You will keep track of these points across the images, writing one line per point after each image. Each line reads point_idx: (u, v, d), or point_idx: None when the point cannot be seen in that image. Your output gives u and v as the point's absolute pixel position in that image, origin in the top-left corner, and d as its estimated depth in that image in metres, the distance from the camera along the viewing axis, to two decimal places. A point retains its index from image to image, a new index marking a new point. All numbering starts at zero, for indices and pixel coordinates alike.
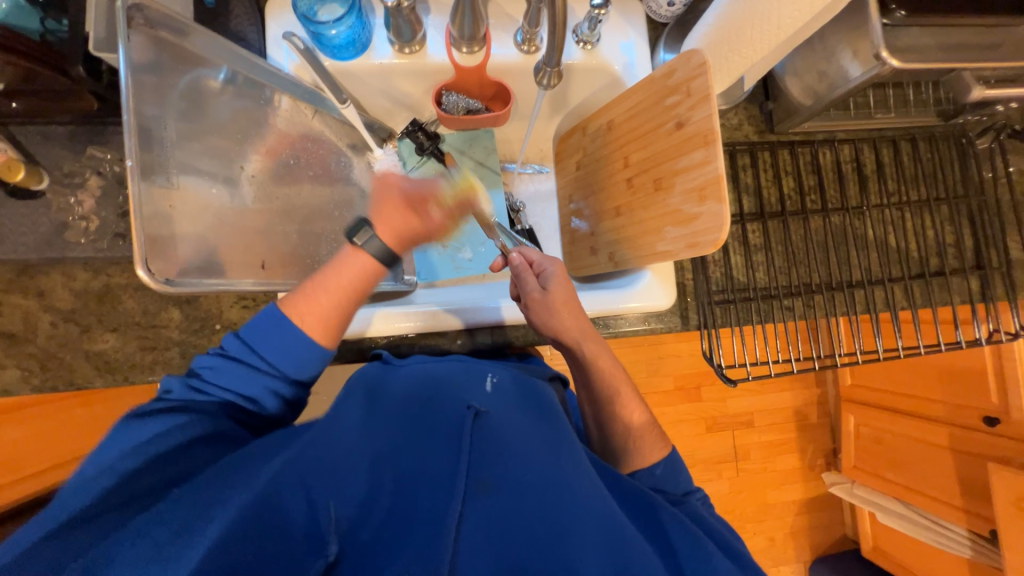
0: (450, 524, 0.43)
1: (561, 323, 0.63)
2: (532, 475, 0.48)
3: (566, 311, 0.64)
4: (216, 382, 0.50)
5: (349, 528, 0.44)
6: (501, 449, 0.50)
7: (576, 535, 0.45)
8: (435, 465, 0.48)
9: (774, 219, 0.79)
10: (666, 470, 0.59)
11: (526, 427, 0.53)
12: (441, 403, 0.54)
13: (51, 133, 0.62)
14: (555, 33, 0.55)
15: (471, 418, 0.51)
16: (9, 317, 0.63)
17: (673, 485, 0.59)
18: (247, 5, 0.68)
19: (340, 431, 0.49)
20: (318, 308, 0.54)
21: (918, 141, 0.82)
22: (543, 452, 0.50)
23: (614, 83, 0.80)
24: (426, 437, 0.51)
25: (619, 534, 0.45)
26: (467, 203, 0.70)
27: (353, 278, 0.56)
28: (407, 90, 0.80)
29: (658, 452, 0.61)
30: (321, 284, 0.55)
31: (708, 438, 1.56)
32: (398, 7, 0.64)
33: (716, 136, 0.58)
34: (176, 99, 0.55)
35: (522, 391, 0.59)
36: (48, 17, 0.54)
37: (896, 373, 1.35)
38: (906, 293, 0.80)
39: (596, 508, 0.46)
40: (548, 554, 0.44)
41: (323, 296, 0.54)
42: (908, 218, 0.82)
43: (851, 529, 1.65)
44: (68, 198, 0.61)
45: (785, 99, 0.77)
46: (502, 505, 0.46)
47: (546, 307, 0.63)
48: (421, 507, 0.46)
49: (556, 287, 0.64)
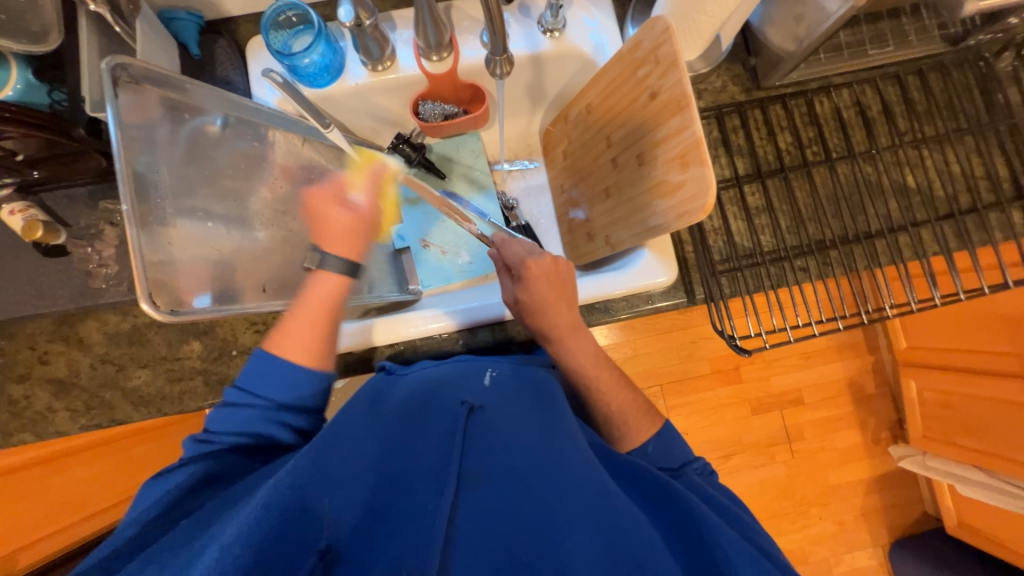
0: (442, 514, 0.44)
1: (553, 321, 0.64)
2: (522, 460, 0.48)
3: (558, 309, 0.64)
4: (221, 431, 0.54)
5: (341, 525, 0.45)
6: (494, 442, 0.51)
7: (566, 515, 0.45)
8: (428, 459, 0.50)
9: (773, 177, 0.76)
10: (659, 446, 0.61)
11: (519, 418, 0.54)
12: (437, 403, 0.56)
13: (74, 194, 0.69)
14: (494, 21, 0.55)
15: (466, 415, 0.52)
16: (57, 364, 0.71)
17: (669, 458, 0.60)
18: (229, 53, 0.76)
19: (336, 434, 0.51)
20: (301, 340, 0.58)
21: (927, 73, 0.76)
22: (537, 442, 0.51)
23: (587, 67, 0.79)
24: (420, 436, 0.53)
25: (611, 507, 0.45)
26: (377, 172, 0.78)
27: (330, 288, 0.61)
28: (387, 105, 0.84)
29: (647, 429, 0.62)
30: (305, 316, 0.59)
31: (755, 421, 1.47)
32: (360, 27, 0.66)
33: (689, 99, 0.55)
34: (174, 146, 0.57)
35: (519, 385, 0.61)
36: (55, 89, 0.60)
37: (951, 329, 1.24)
38: (936, 236, 0.73)
39: (588, 486, 0.46)
40: (540, 535, 0.44)
41: (306, 324, 0.59)
42: (926, 157, 0.76)
43: (932, 505, 1.50)
44: (86, 248, 0.67)
45: (767, 52, 0.74)
46: (493, 494, 0.46)
47: (533, 309, 0.64)
48: (413, 501, 0.46)
49: (539, 289, 0.63)
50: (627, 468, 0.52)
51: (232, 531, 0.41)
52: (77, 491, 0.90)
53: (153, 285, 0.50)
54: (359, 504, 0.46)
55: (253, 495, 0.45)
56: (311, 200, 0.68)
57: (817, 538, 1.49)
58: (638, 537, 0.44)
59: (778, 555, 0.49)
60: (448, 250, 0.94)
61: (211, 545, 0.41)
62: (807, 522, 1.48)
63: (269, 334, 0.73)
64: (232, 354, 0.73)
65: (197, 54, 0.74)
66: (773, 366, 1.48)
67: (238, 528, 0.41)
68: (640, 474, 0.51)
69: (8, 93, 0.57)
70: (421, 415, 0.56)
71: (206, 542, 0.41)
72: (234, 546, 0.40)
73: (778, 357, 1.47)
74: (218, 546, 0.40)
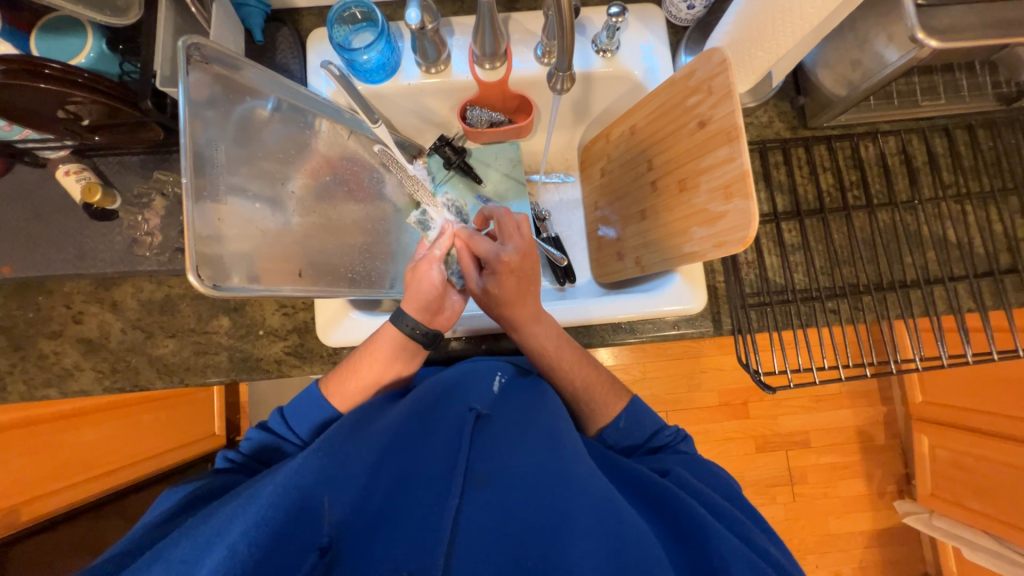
0: (445, 516, 0.45)
1: (517, 315, 0.63)
2: (526, 466, 0.50)
3: (520, 304, 0.63)
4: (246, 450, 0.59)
5: (345, 522, 0.45)
6: (498, 450, 0.53)
7: (567, 518, 0.45)
8: (435, 460, 0.52)
9: (812, 217, 0.76)
10: (629, 420, 0.63)
11: (525, 428, 0.55)
12: (446, 406, 0.58)
13: (127, 162, 0.71)
14: (565, 38, 0.57)
15: (473, 420, 0.55)
16: (89, 325, 0.72)
17: (639, 430, 0.63)
18: (291, 42, 0.78)
19: (347, 433, 0.52)
20: (346, 388, 0.61)
21: (976, 129, 0.76)
22: (542, 451, 0.51)
23: (635, 89, 0.80)
24: (428, 437, 0.54)
25: (615, 514, 0.45)
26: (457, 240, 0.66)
27: (389, 347, 0.62)
28: (435, 107, 0.85)
29: (618, 405, 0.65)
30: (357, 367, 0.62)
31: (759, 459, 1.45)
32: (422, 30, 0.68)
33: (740, 132, 0.56)
34: (229, 126, 0.57)
35: (529, 393, 0.62)
36: (126, 60, 0.62)
37: (972, 388, 1.21)
38: (973, 292, 0.72)
39: (588, 491, 0.47)
40: (540, 539, 0.44)
41: (365, 371, 0.61)
42: (969, 212, 0.75)
43: (933, 566, 1.46)
44: (136, 216, 0.69)
45: (817, 93, 0.74)
46: (498, 499, 0.48)
47: (496, 304, 0.64)
48: (416, 501, 0.48)
49: (502, 284, 0.62)
50: (631, 474, 0.53)
51: (239, 526, 0.41)
52: (88, 451, 0.92)
53: (200, 258, 0.49)
54: (358, 499, 0.47)
55: (258, 487, 0.45)
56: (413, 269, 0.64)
57: None
58: (639, 546, 0.43)
59: (780, 559, 0.46)
60: None
61: (221, 538, 0.41)
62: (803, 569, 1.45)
63: (297, 318, 0.74)
64: (258, 334, 0.74)
65: (259, 40, 0.76)
66: (783, 405, 1.45)
67: (243, 525, 0.41)
68: (642, 477, 0.51)
69: (80, 61, 0.59)
70: (431, 414, 0.57)
71: (206, 540, 0.41)
72: (237, 545, 0.40)
73: (789, 397, 1.45)
74: (225, 544, 0.40)
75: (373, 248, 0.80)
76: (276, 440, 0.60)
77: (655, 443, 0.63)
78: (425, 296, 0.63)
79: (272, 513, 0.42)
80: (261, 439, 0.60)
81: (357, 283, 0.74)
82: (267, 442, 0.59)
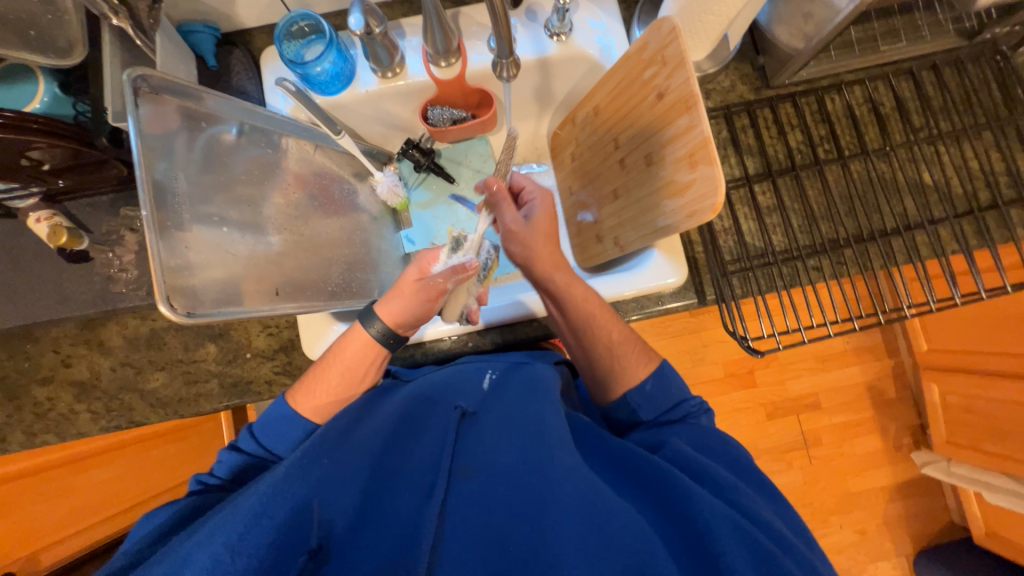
0: (432, 516, 0.45)
1: (539, 251, 0.67)
2: (511, 457, 0.50)
3: (546, 243, 0.67)
4: (223, 473, 0.58)
5: (338, 526, 0.46)
6: (486, 443, 0.52)
7: (556, 506, 0.45)
8: (423, 462, 0.52)
9: (784, 175, 0.75)
10: (656, 384, 0.61)
11: (513, 419, 0.55)
12: (433, 406, 0.58)
13: (98, 202, 0.71)
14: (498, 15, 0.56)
15: (458, 418, 0.55)
16: (78, 366, 0.73)
17: (665, 398, 0.60)
18: (245, 64, 0.78)
19: (337, 440, 0.51)
20: (315, 398, 0.61)
21: (942, 68, 0.75)
22: (529, 440, 0.51)
23: (594, 69, 0.80)
24: (416, 437, 0.54)
25: (601, 501, 0.45)
26: (466, 270, 0.67)
27: (358, 351, 0.62)
28: (397, 111, 0.85)
29: (645, 366, 0.62)
30: (325, 374, 0.62)
31: (770, 426, 1.45)
32: (371, 36, 0.68)
33: (697, 98, 0.55)
34: (191, 154, 0.56)
35: (517, 383, 0.61)
36: (79, 100, 0.62)
37: (973, 332, 1.20)
38: (955, 233, 0.71)
39: (575, 478, 0.46)
40: (530, 530, 0.44)
41: (337, 378, 0.61)
42: (943, 153, 0.74)
43: (958, 514, 1.45)
44: (107, 253, 0.70)
45: (776, 51, 0.73)
46: (482, 489, 0.48)
47: (528, 234, 0.67)
48: (400, 498, 0.48)
49: (540, 218, 0.69)
50: (617, 452, 0.52)
51: (222, 538, 0.41)
52: (99, 491, 0.92)
53: (170, 288, 0.48)
54: (351, 507, 0.47)
55: (244, 495, 0.46)
56: (406, 276, 0.64)
57: (837, 547, 1.44)
58: (629, 530, 0.43)
59: (778, 528, 0.45)
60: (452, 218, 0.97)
61: (203, 549, 0.41)
62: (827, 531, 1.44)
63: (282, 336, 0.75)
64: (246, 357, 0.74)
65: (213, 65, 0.77)
66: (787, 370, 1.45)
67: (227, 536, 0.41)
68: (630, 455, 0.50)
69: (35, 106, 0.60)
70: (421, 419, 0.57)
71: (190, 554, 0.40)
72: (222, 554, 0.40)
73: (793, 361, 1.45)
74: (206, 555, 0.40)
75: (352, 260, 0.79)
76: (268, 457, 0.60)
77: (677, 413, 0.60)
78: (407, 312, 0.63)
79: (263, 523, 0.43)
80: (238, 460, 0.59)
81: (338, 295, 0.73)
82: (257, 461, 0.59)
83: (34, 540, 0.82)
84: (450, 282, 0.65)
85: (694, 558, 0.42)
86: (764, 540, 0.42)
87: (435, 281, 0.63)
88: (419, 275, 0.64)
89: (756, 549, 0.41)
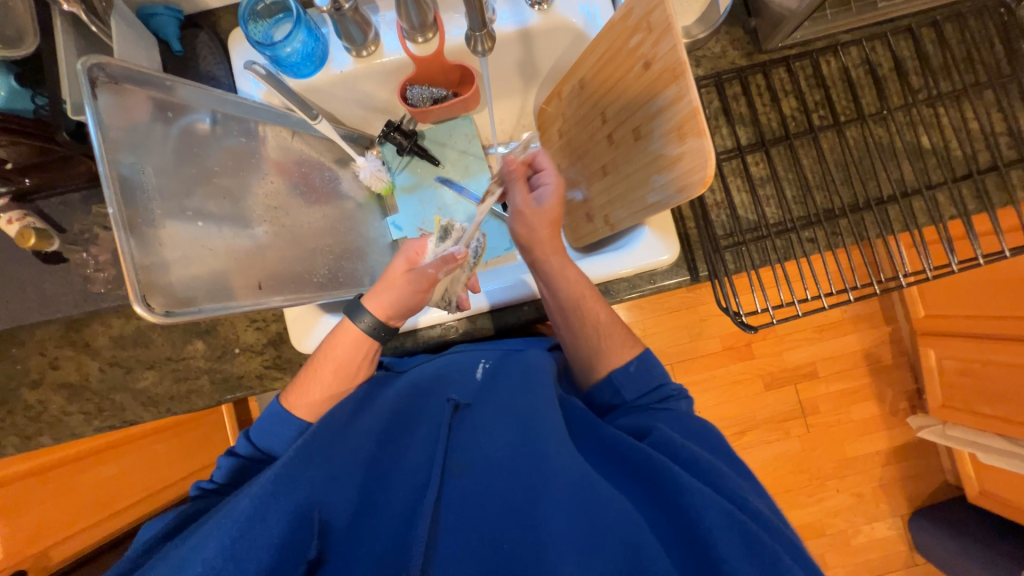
0: (425, 512, 0.45)
1: (539, 238, 0.65)
2: (504, 452, 0.49)
3: (546, 228, 0.65)
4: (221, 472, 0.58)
5: (333, 525, 0.46)
6: (478, 434, 0.52)
7: (549, 498, 0.45)
8: (417, 456, 0.51)
9: (778, 144, 0.73)
10: (639, 365, 0.60)
11: (505, 409, 0.54)
12: (425, 400, 0.58)
13: (69, 200, 0.69)
14: None
15: (451, 410, 0.54)
16: (67, 368, 0.73)
17: (648, 379, 0.60)
18: (212, 48, 0.75)
19: (327, 439, 0.51)
20: (307, 396, 0.60)
21: (942, 24, 0.72)
22: (520, 432, 0.51)
23: (579, 39, 0.76)
24: (408, 432, 0.54)
25: (594, 490, 0.45)
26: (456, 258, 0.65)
27: (348, 347, 0.61)
28: (375, 92, 0.82)
29: (630, 351, 0.62)
30: (316, 372, 0.61)
31: (768, 396, 1.45)
32: (340, 12, 0.64)
33: (685, 67, 0.52)
34: (159, 147, 0.53)
35: (508, 372, 0.60)
36: (37, 93, 0.59)
37: (970, 296, 1.19)
38: (954, 198, 0.69)
39: (567, 469, 0.46)
40: (522, 521, 0.44)
41: (329, 374, 0.61)
42: (942, 115, 0.72)
43: (952, 474, 1.48)
44: (81, 254, 0.68)
45: (768, 12, 0.70)
46: (476, 485, 0.48)
47: (529, 219, 0.65)
48: (394, 496, 0.48)
49: (548, 204, 0.64)
50: (612, 442, 0.50)
51: (214, 544, 0.42)
52: (107, 487, 0.93)
53: (146, 287, 0.46)
54: (345, 505, 0.47)
55: (236, 499, 0.46)
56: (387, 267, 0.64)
57: (833, 511, 1.47)
58: (619, 517, 0.43)
59: (764, 511, 0.45)
60: (439, 203, 0.95)
61: (197, 553, 0.41)
62: (824, 495, 1.47)
63: (270, 330, 0.74)
64: (235, 353, 0.74)
65: (179, 51, 0.74)
66: (785, 341, 1.45)
67: (221, 540, 0.42)
68: (624, 445, 0.49)
69: None
70: (413, 412, 0.56)
71: (188, 556, 0.41)
72: (214, 560, 0.41)
73: (790, 331, 1.45)
74: (199, 560, 0.41)
75: (338, 249, 0.77)
76: (259, 455, 0.59)
77: (658, 395, 0.60)
78: (399, 302, 0.62)
79: (257, 526, 0.43)
80: (227, 463, 0.59)
81: (325, 286, 0.71)
82: (250, 456, 0.59)
83: (43, 535, 0.80)
84: (441, 272, 0.64)
85: (683, 546, 0.42)
86: (758, 532, 0.41)
87: (425, 271, 0.62)
88: (405, 265, 0.63)
89: (746, 539, 0.41)
